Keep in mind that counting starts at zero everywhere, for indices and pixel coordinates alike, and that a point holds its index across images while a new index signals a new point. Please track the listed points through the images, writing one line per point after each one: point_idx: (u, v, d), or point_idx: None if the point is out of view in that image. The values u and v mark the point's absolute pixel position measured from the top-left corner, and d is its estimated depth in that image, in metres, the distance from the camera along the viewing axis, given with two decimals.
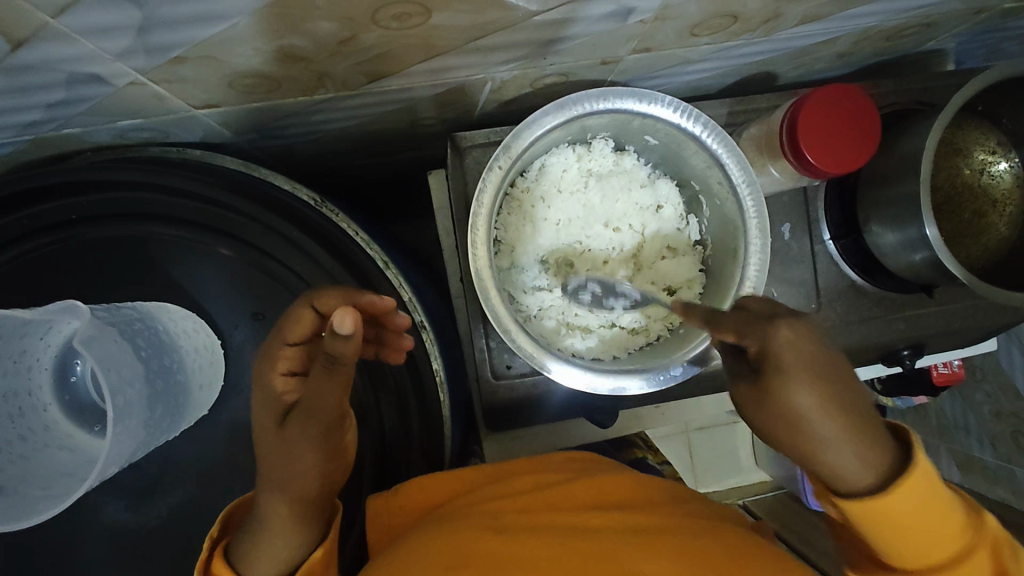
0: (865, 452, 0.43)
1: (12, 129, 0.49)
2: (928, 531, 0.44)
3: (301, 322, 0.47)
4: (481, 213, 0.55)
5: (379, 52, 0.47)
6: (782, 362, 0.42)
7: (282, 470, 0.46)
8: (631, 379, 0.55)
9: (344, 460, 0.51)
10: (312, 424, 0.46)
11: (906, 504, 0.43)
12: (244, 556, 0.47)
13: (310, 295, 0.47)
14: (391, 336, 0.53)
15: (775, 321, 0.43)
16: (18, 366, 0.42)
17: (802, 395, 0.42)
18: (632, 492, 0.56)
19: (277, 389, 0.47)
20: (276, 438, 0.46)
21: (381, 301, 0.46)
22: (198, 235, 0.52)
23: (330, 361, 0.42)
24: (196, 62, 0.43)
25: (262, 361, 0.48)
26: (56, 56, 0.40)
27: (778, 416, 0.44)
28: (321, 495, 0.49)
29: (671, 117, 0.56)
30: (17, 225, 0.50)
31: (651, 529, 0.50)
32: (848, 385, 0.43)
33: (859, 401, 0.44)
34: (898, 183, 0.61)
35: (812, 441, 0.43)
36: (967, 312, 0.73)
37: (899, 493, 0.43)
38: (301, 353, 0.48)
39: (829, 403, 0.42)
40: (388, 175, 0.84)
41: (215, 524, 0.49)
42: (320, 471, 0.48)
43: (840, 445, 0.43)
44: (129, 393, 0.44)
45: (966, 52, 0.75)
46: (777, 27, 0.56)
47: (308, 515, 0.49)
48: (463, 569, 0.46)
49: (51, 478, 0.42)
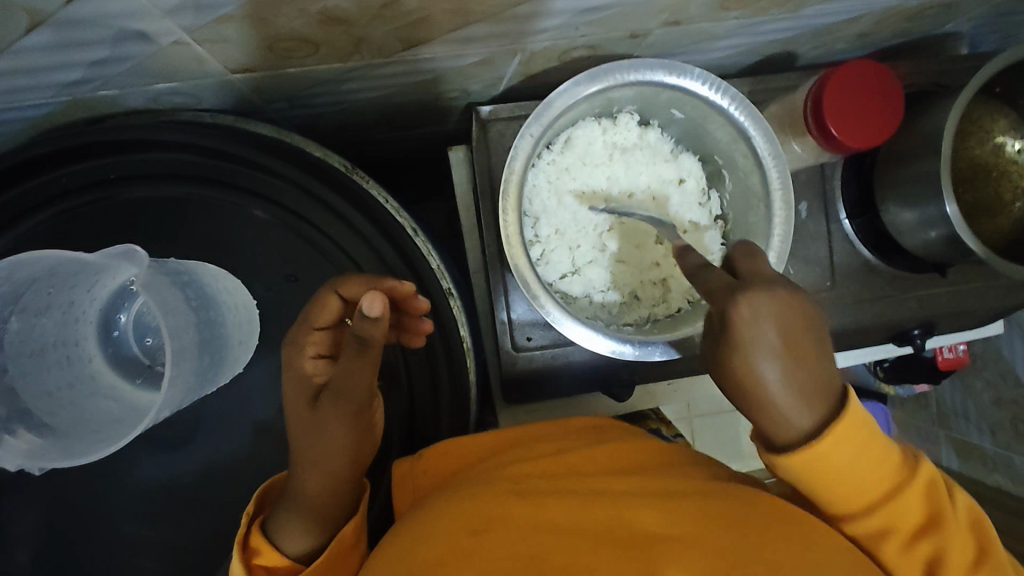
0: (806, 418, 0.43)
1: (52, 87, 0.49)
2: (871, 481, 0.45)
3: (328, 308, 0.48)
4: (512, 181, 0.56)
5: (419, 17, 0.48)
6: (736, 335, 0.41)
7: (313, 448, 0.49)
8: (655, 345, 0.57)
9: (374, 440, 0.54)
10: (344, 402, 0.48)
11: (836, 446, 0.43)
12: (281, 532, 0.48)
13: (334, 283, 0.49)
14: (410, 321, 0.54)
15: (775, 286, 0.43)
16: (68, 316, 0.43)
17: (768, 369, 0.41)
18: (654, 458, 0.55)
19: (307, 371, 0.49)
20: (311, 417, 0.49)
21: (401, 287, 0.48)
22: (232, 197, 0.53)
23: (361, 345, 0.44)
24: (241, 22, 0.44)
25: (293, 347, 0.49)
26: (108, 11, 0.40)
27: (749, 392, 0.43)
28: (353, 471, 0.51)
29: (700, 89, 0.57)
30: (56, 183, 0.50)
31: (678, 483, 0.50)
32: (816, 349, 0.43)
33: (826, 371, 0.43)
34: (916, 162, 0.62)
35: (768, 404, 0.43)
36: (976, 293, 0.75)
37: (856, 441, 0.43)
38: (327, 338, 0.50)
39: (800, 375, 0.42)
40: (407, 150, 0.84)
41: (251, 501, 0.50)
42: (352, 446, 0.50)
43: (794, 404, 0.42)
44: (184, 341, 0.45)
45: (980, 37, 0.76)
46: (803, 4, 0.57)
47: (339, 492, 0.51)
48: (481, 532, 0.45)
49: (105, 423, 0.43)
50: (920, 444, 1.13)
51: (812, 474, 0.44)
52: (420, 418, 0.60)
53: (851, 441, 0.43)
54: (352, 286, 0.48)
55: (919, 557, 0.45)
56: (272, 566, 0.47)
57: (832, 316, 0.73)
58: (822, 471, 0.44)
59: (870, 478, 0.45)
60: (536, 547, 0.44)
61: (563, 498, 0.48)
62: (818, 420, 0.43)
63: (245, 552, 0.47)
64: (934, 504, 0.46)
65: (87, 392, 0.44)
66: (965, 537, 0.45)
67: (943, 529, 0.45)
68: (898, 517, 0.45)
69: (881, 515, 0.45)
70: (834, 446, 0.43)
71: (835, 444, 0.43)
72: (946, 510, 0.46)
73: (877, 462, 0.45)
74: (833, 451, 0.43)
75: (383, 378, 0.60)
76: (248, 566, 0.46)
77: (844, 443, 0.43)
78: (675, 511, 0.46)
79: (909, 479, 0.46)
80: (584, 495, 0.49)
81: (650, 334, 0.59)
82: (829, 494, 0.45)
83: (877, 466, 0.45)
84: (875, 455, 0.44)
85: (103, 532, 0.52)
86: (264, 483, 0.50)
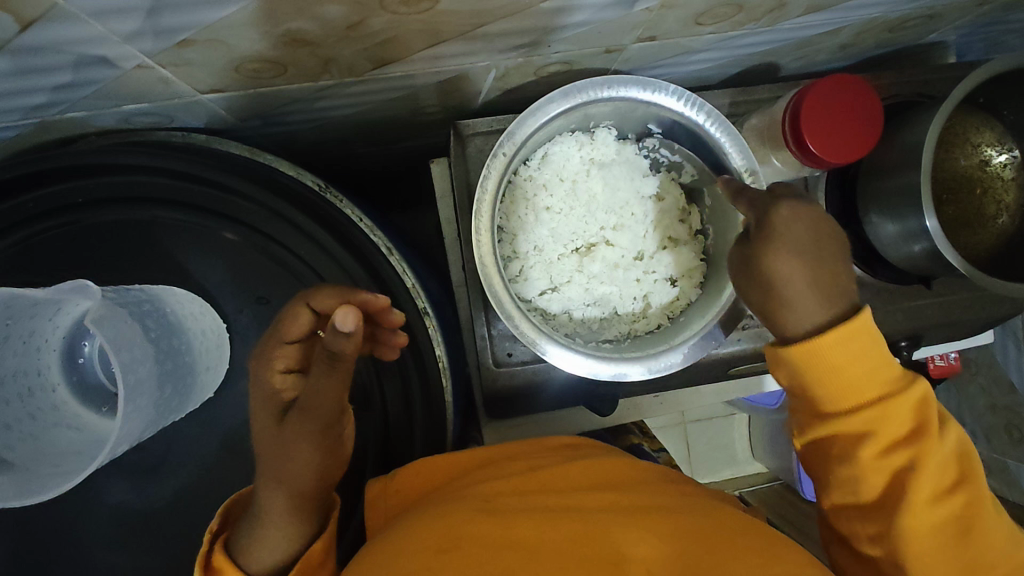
0: (824, 316, 0.48)
1: (18, 112, 0.49)
2: (869, 377, 0.48)
3: (299, 321, 0.47)
4: (485, 200, 0.56)
5: (386, 37, 0.47)
6: (770, 234, 0.48)
7: (278, 466, 0.48)
8: (632, 365, 0.56)
9: (344, 457, 0.53)
10: (310, 420, 0.47)
11: (845, 361, 0.47)
12: (245, 551, 0.47)
13: (307, 294, 0.47)
14: (383, 334, 0.53)
15: (808, 201, 0.50)
16: (28, 346, 0.43)
17: (790, 274, 0.48)
18: (628, 474, 0.55)
19: (275, 385, 0.49)
20: (275, 436, 0.48)
21: (375, 300, 0.47)
22: (203, 220, 0.53)
23: (331, 358, 0.44)
24: (203, 45, 0.44)
25: (262, 360, 0.48)
26: (65, 38, 0.40)
27: (768, 300, 0.50)
28: (321, 489, 0.51)
29: (675, 105, 0.56)
30: (22, 208, 0.50)
31: (655, 501, 0.49)
32: (834, 258, 0.49)
33: (845, 284, 0.49)
34: (898, 175, 0.62)
35: (779, 298, 0.49)
36: (964, 304, 0.74)
37: (857, 339, 0.47)
38: (298, 351, 0.49)
39: (808, 276, 0.48)
40: (390, 163, 0.84)
41: (215, 518, 0.49)
42: (319, 465, 0.49)
43: (804, 294, 0.48)
44: (141, 372, 0.45)
45: (967, 45, 0.75)
46: (780, 18, 0.57)
47: (308, 511, 0.50)
48: (447, 552, 0.44)
49: (64, 458, 0.43)
50: None
51: (817, 371, 0.48)
52: (395, 436, 0.60)
53: (846, 343, 0.47)
54: (323, 299, 0.47)
55: (891, 463, 0.48)
56: None
57: None
58: (813, 360, 0.48)
59: (873, 368, 0.48)
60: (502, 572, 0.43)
61: (533, 517, 0.47)
62: (829, 321, 0.48)
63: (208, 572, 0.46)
64: (917, 414, 0.48)
65: (48, 422, 0.44)
66: (942, 452, 0.48)
67: (922, 443, 0.47)
68: (885, 430, 0.48)
69: (873, 410, 0.47)
70: (840, 347, 0.47)
71: (844, 341, 0.47)
72: (931, 425, 0.48)
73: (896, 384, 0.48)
74: (832, 351, 0.47)
75: (358, 398, 0.60)
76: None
77: (850, 347, 0.47)
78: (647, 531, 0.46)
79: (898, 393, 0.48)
80: (553, 513, 0.48)
81: (628, 352, 0.59)
82: (823, 390, 0.48)
83: (871, 376, 0.48)
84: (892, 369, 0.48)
85: (75, 558, 0.51)
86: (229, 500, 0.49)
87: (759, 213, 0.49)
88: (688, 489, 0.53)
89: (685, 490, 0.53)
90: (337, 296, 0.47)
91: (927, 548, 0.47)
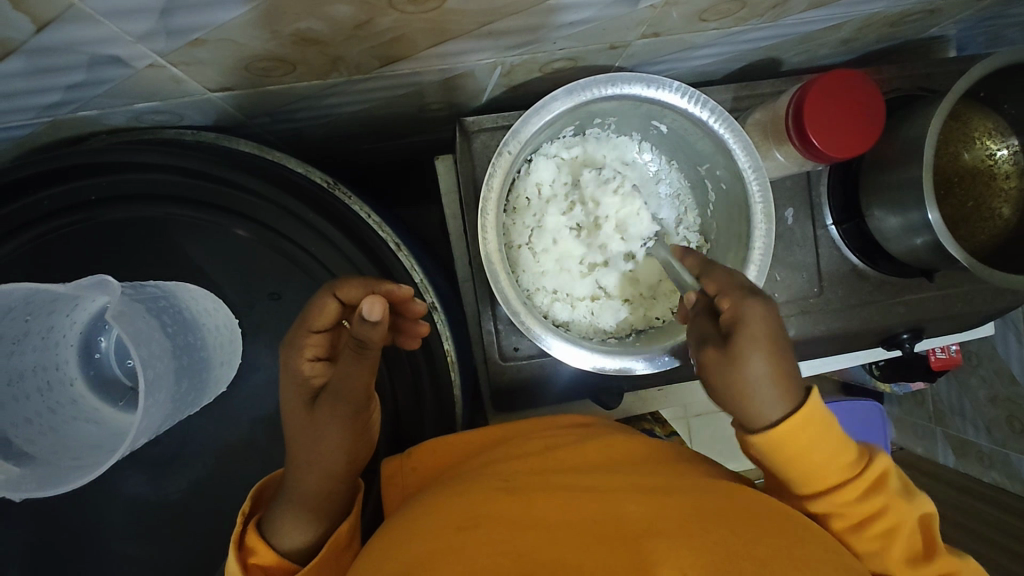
0: (788, 400, 0.44)
1: (32, 110, 0.50)
2: (830, 472, 0.46)
3: (326, 311, 0.48)
4: (492, 198, 0.57)
5: (393, 36, 0.48)
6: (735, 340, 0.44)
7: (310, 447, 0.50)
8: (636, 360, 0.57)
9: (370, 442, 0.55)
10: (339, 404, 0.49)
11: (806, 447, 0.45)
12: (276, 531, 0.49)
13: (333, 285, 0.48)
14: (406, 324, 0.53)
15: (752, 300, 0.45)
16: (46, 341, 0.44)
17: (755, 368, 0.43)
18: (632, 453, 0.56)
19: (304, 372, 0.50)
20: (307, 417, 0.50)
21: (399, 291, 0.48)
22: (212, 217, 0.53)
23: (360, 346, 0.46)
24: (215, 45, 0.44)
25: (291, 350, 0.50)
26: (79, 38, 0.40)
27: (733, 382, 0.44)
28: (347, 473, 0.52)
29: (678, 102, 0.57)
30: (38, 206, 0.51)
31: (671, 478, 0.51)
32: (774, 342, 0.44)
33: (785, 364, 0.44)
34: (900, 169, 0.62)
35: (741, 392, 0.44)
36: (965, 296, 0.74)
37: (819, 443, 0.45)
38: (325, 340, 0.50)
39: (775, 382, 0.44)
40: (394, 159, 0.84)
41: (247, 500, 0.51)
42: (345, 445, 0.51)
43: (769, 363, 0.43)
44: (159, 367, 0.46)
45: (968, 39, 0.76)
46: (783, 14, 0.57)
47: (335, 491, 0.51)
48: (469, 527, 0.45)
49: (82, 450, 0.44)
50: (917, 442, 1.12)
51: (781, 458, 0.45)
52: (405, 427, 0.61)
53: (812, 441, 0.45)
54: (349, 289, 0.48)
55: (860, 537, 0.46)
56: (267, 564, 0.47)
57: (820, 321, 0.73)
58: (784, 453, 0.45)
59: (834, 471, 0.46)
60: (524, 544, 0.43)
61: (550, 496, 0.48)
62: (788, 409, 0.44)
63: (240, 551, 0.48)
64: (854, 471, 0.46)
65: (67, 417, 0.45)
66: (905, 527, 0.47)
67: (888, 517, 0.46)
68: (846, 502, 0.46)
69: (870, 531, 0.46)
70: (802, 434, 0.44)
71: (800, 430, 0.44)
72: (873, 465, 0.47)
73: (825, 454, 0.45)
74: (825, 467, 0.46)
75: None
76: (244, 564, 0.46)
77: (817, 440, 0.45)
78: (667, 507, 0.46)
79: (837, 459, 0.46)
80: (568, 491, 0.49)
81: (630, 346, 0.60)
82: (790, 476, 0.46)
83: (825, 457, 0.45)
84: (828, 448, 0.45)
85: (92, 549, 0.52)
86: (261, 483, 0.51)
87: (735, 306, 0.45)
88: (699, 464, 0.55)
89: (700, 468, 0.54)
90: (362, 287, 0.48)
91: None
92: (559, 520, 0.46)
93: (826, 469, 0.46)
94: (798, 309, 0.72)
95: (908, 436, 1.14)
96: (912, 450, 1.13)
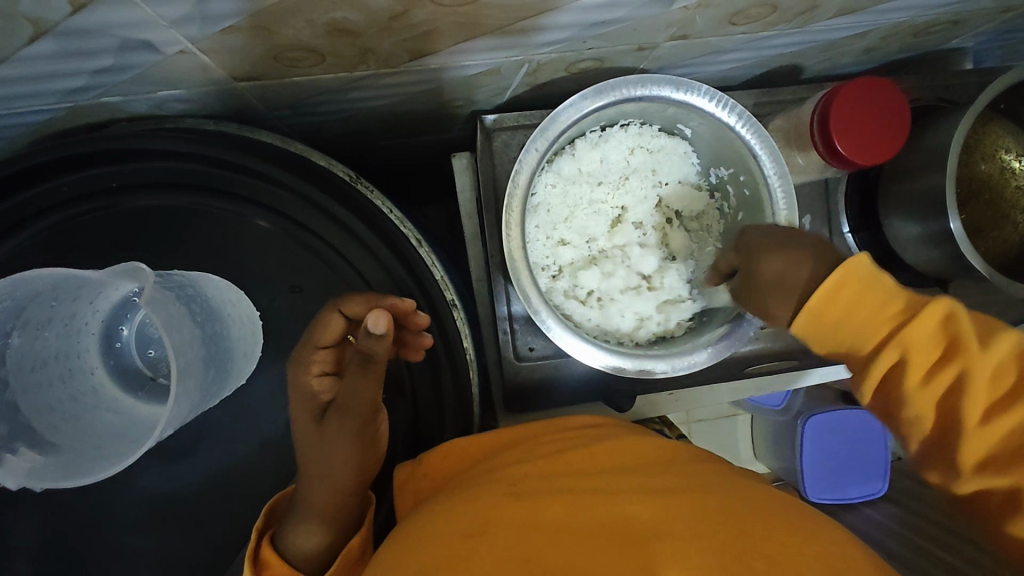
0: (805, 271, 0.48)
1: (54, 95, 0.49)
2: (881, 324, 0.46)
3: (331, 326, 0.49)
4: (517, 195, 0.57)
5: (426, 29, 0.47)
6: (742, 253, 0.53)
7: (321, 460, 0.50)
8: (656, 364, 0.58)
9: (378, 454, 0.54)
10: (347, 419, 0.49)
11: (863, 302, 0.46)
12: (291, 544, 0.49)
13: (338, 301, 0.49)
14: (410, 336, 0.53)
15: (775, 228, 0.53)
16: (69, 328, 0.43)
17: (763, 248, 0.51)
18: (642, 451, 0.55)
19: (313, 388, 0.50)
20: (315, 432, 0.51)
21: (400, 304, 0.49)
22: (238, 207, 0.53)
23: (364, 361, 0.46)
24: (247, 33, 0.44)
25: (298, 366, 0.50)
26: (113, 21, 0.40)
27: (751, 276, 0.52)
28: (358, 481, 0.52)
29: (706, 106, 0.58)
30: (57, 191, 0.50)
31: (682, 477, 0.50)
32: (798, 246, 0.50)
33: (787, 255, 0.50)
34: (922, 178, 0.62)
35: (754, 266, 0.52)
36: (977, 308, 0.75)
37: (867, 307, 0.46)
38: (331, 355, 0.51)
39: (800, 272, 0.48)
40: (408, 156, 0.84)
41: (260, 518, 0.51)
42: (354, 458, 0.51)
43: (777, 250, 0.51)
44: (191, 355, 0.45)
45: (985, 52, 0.76)
46: (811, 20, 0.57)
47: (345, 501, 0.52)
48: (477, 535, 0.45)
49: (105, 438, 0.43)
50: None
51: (828, 326, 0.47)
52: (422, 426, 0.59)
53: (854, 304, 0.46)
54: (354, 305, 0.48)
55: (937, 387, 0.46)
56: None
57: None
58: (828, 324, 0.47)
59: (884, 317, 0.46)
60: (536, 549, 0.43)
61: (561, 499, 0.48)
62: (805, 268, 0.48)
63: (255, 566, 0.48)
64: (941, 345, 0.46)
65: (88, 406, 0.44)
66: (986, 364, 0.45)
67: (960, 359, 0.45)
68: (909, 344, 0.46)
69: (937, 383, 0.46)
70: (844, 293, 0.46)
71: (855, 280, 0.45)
72: (965, 340, 0.45)
73: (874, 299, 0.45)
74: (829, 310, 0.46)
75: (388, 386, 0.59)
76: None
77: (876, 316, 0.46)
78: (677, 505, 0.46)
79: (913, 330, 0.45)
80: (582, 493, 0.48)
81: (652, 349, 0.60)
82: (840, 339, 0.47)
83: (882, 313, 0.46)
84: (880, 303, 0.46)
85: (100, 543, 0.51)
86: (273, 499, 0.51)
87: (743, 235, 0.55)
88: (710, 465, 0.54)
89: (713, 468, 0.54)
90: (366, 302, 0.48)
91: (998, 456, 0.46)
92: (571, 521, 0.45)
93: (877, 318, 0.46)
94: None
95: None
96: None
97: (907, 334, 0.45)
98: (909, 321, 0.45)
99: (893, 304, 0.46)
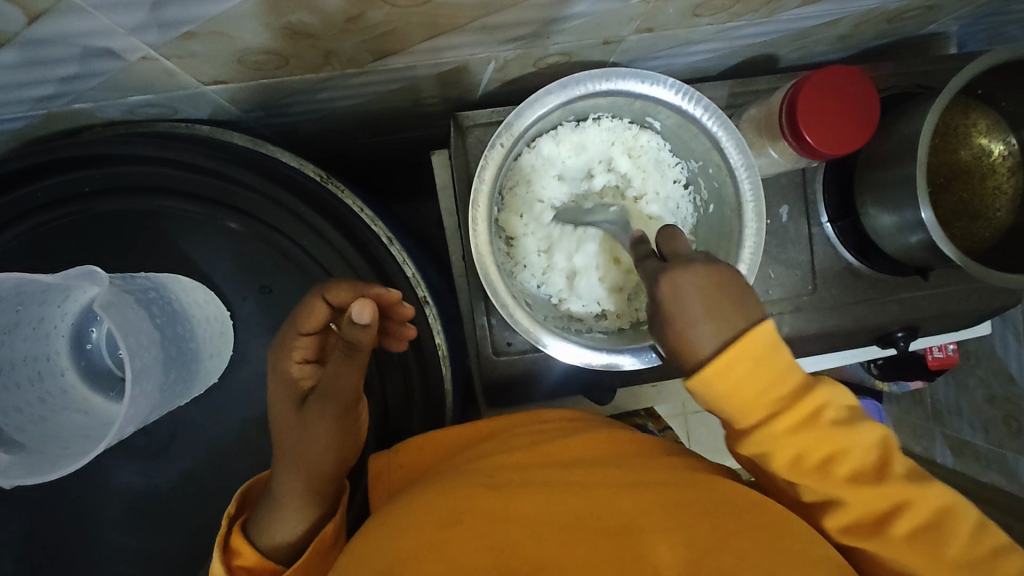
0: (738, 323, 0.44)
1: (26, 103, 0.50)
2: (764, 395, 0.44)
3: (315, 313, 0.50)
4: (483, 190, 0.57)
5: (386, 30, 0.48)
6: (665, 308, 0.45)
7: (299, 449, 0.50)
8: (624, 355, 0.58)
9: (357, 440, 0.55)
10: (330, 404, 0.50)
11: (753, 375, 0.44)
12: (263, 532, 0.49)
13: (322, 289, 0.50)
14: (393, 326, 0.54)
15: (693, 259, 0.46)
16: (37, 331, 0.45)
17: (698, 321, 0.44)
18: (620, 445, 0.55)
19: (294, 374, 0.51)
20: (294, 416, 0.51)
21: (387, 293, 0.50)
22: (208, 210, 0.54)
23: (349, 348, 0.47)
24: (206, 38, 0.44)
25: (279, 353, 0.51)
26: (71, 31, 0.41)
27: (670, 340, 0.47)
28: (336, 471, 0.53)
29: (672, 99, 0.58)
30: (30, 199, 0.51)
31: (661, 472, 0.50)
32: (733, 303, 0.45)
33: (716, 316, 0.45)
34: (895, 166, 0.62)
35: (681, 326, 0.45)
36: (960, 295, 0.74)
37: (748, 377, 0.44)
38: (314, 342, 0.51)
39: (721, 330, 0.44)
40: (391, 153, 0.84)
41: (232, 501, 0.51)
42: (331, 446, 0.51)
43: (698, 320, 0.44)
44: (148, 358, 0.47)
45: (968, 36, 0.75)
46: (777, 9, 0.57)
47: (324, 489, 0.52)
48: (453, 526, 0.44)
49: (70, 438, 0.46)
50: (915, 441, 1.11)
51: (719, 397, 0.45)
52: (396, 420, 0.60)
53: (744, 372, 0.44)
54: (338, 293, 0.49)
55: (824, 467, 0.45)
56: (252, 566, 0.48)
57: (813, 319, 0.73)
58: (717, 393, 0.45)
59: (767, 393, 0.44)
60: (505, 543, 0.43)
61: (534, 491, 0.48)
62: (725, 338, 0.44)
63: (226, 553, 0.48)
64: (809, 430, 0.45)
65: (58, 406, 0.46)
66: (857, 447, 0.46)
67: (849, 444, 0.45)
68: (784, 425, 0.45)
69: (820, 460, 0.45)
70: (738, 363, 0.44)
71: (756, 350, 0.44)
72: (831, 427, 0.45)
73: (758, 376, 0.44)
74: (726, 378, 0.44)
75: None
76: (229, 565, 0.47)
77: (759, 388, 0.44)
78: (646, 506, 0.46)
79: (797, 407, 0.45)
80: (552, 485, 0.48)
81: (624, 342, 0.60)
82: (725, 408, 0.45)
83: (759, 390, 0.44)
84: (762, 375, 0.44)
85: (83, 537, 0.53)
86: (245, 485, 0.51)
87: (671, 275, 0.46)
88: (687, 460, 0.54)
89: (684, 462, 0.53)
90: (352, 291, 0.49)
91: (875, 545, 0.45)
92: (540, 514, 0.46)
93: (761, 394, 0.44)
94: (791, 307, 0.72)
95: (906, 436, 1.13)
96: (909, 450, 1.12)
97: (791, 411, 0.45)
98: (783, 403, 0.45)
99: (779, 382, 0.45)
